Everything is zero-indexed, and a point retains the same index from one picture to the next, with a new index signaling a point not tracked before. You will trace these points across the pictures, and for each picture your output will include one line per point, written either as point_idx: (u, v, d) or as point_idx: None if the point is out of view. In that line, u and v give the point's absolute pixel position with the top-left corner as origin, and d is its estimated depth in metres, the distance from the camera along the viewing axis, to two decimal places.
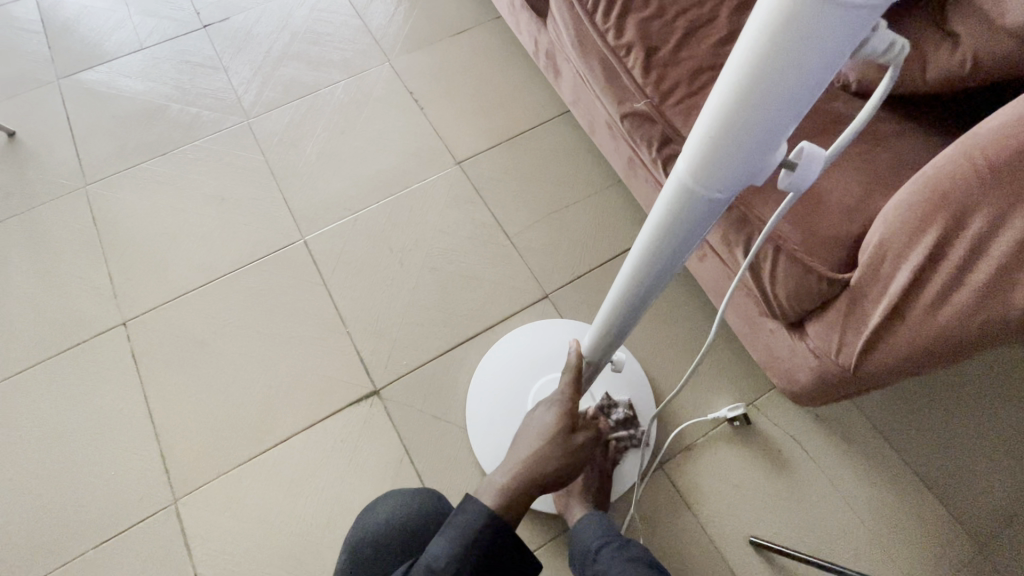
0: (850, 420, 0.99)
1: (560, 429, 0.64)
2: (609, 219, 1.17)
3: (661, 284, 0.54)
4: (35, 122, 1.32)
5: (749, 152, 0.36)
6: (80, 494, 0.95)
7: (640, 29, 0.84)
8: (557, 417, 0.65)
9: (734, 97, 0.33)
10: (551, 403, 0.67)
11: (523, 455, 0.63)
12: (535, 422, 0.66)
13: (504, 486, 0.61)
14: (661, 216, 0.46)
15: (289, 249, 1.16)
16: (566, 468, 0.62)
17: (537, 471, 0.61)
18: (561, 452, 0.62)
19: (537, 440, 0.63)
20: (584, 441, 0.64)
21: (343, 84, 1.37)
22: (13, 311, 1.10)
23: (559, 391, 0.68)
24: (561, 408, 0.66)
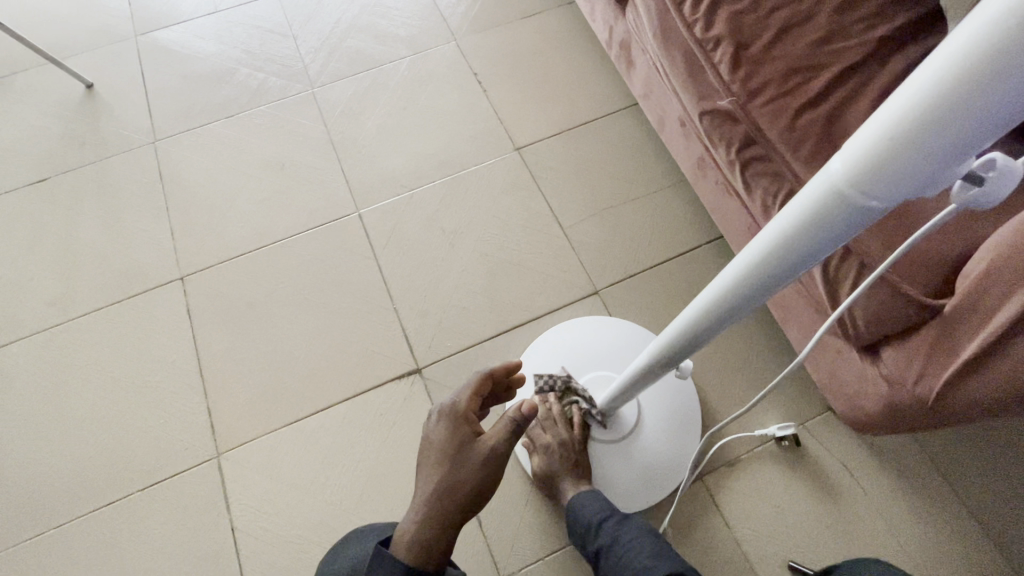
0: (909, 454, 0.93)
1: (463, 442, 0.64)
2: (667, 218, 1.14)
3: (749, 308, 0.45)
4: (111, 76, 1.36)
5: (940, 159, 0.25)
6: (130, 438, 0.98)
7: (731, 22, 0.80)
8: (451, 432, 0.65)
9: (946, 80, 0.23)
10: (440, 418, 0.67)
11: (426, 484, 0.62)
12: (431, 441, 0.66)
13: (417, 524, 0.60)
14: (778, 230, 0.36)
15: (343, 220, 1.17)
16: (482, 477, 0.62)
17: (453, 496, 0.60)
18: (469, 463, 0.62)
19: (437, 462, 0.63)
20: (494, 443, 0.64)
21: (408, 60, 1.36)
22: (80, 256, 1.15)
23: (450, 405, 0.68)
24: (453, 421, 0.66)
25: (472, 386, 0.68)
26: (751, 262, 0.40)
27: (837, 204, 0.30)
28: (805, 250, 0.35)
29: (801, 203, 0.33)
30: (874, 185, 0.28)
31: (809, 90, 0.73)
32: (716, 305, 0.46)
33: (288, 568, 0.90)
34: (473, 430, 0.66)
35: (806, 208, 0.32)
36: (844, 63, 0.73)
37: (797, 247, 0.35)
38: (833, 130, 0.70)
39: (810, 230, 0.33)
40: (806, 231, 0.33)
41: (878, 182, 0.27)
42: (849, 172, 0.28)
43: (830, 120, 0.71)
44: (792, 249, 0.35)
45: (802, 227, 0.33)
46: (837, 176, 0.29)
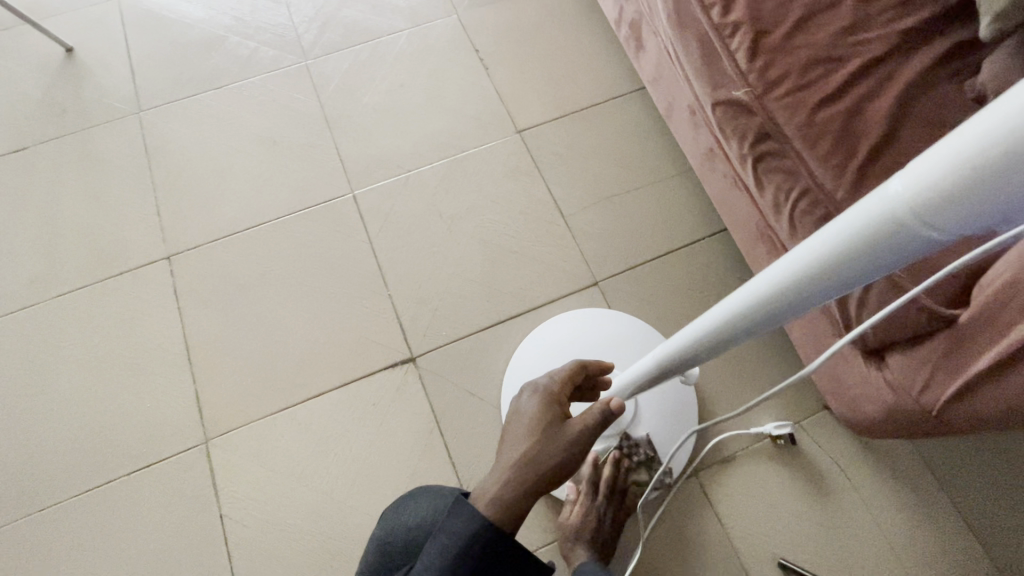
0: (901, 453, 0.93)
1: (553, 417, 0.61)
2: (671, 208, 1.11)
3: (758, 330, 0.42)
4: (92, 41, 1.29)
5: (997, 209, 0.22)
6: (116, 421, 0.96)
7: (751, 7, 0.76)
8: (542, 407, 0.62)
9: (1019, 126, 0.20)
10: (534, 391, 0.65)
11: (512, 451, 0.59)
12: (520, 412, 0.64)
13: (500, 482, 0.56)
14: (803, 261, 0.32)
15: (337, 201, 1.13)
16: (569, 455, 0.58)
17: (538, 465, 0.57)
18: (559, 438, 0.59)
19: (526, 431, 0.60)
20: (584, 424, 0.60)
21: (407, 34, 1.30)
22: (62, 231, 1.10)
23: (545, 382, 0.66)
24: (546, 396, 0.64)
25: (568, 370, 0.67)
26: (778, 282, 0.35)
27: (892, 232, 0.26)
28: (844, 275, 0.31)
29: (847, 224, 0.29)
30: (944, 214, 0.23)
31: (830, 84, 0.70)
32: (735, 322, 0.42)
33: (278, 555, 0.89)
34: (564, 412, 0.63)
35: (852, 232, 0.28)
36: (868, 55, 0.69)
37: (837, 273, 0.30)
38: (852, 127, 0.67)
39: (855, 258, 0.29)
40: (837, 264, 0.30)
41: (947, 214, 0.23)
42: (912, 198, 0.24)
43: (850, 117, 0.68)
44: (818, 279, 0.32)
45: (848, 252, 0.29)
46: (896, 197, 0.25)
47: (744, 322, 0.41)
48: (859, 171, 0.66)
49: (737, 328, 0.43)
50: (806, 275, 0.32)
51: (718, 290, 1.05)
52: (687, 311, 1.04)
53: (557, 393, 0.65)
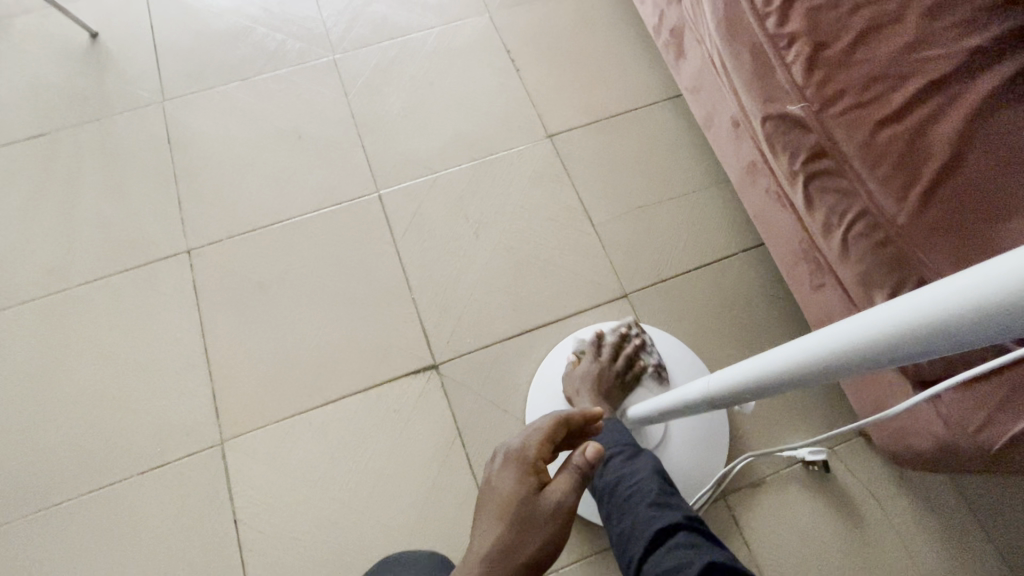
0: (937, 484, 0.90)
1: (528, 492, 0.55)
2: (704, 222, 1.08)
3: (832, 378, 0.39)
4: (117, 27, 1.27)
5: None
6: (130, 418, 0.94)
7: (809, 19, 0.73)
8: (517, 480, 0.56)
9: None
10: (507, 461, 0.58)
11: (485, 535, 0.54)
12: (493, 486, 0.57)
13: (473, 574, 0.51)
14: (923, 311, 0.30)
15: (361, 201, 1.10)
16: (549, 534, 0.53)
17: (516, 553, 0.51)
18: (534, 519, 0.53)
19: (499, 512, 0.55)
20: (561, 495, 0.55)
21: (438, 31, 1.27)
22: (81, 221, 1.08)
23: (519, 446, 0.59)
24: (521, 467, 0.57)
25: (544, 428, 0.60)
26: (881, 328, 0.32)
27: None
28: (971, 332, 0.28)
29: (993, 275, 0.26)
30: None
31: (892, 102, 0.66)
32: (813, 364, 0.39)
33: (291, 563, 0.86)
34: (540, 482, 0.57)
35: (999, 287, 0.26)
36: (936, 73, 0.65)
37: (970, 326, 0.28)
38: (917, 148, 0.64)
39: (992, 315, 0.26)
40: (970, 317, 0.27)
41: None
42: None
43: (914, 137, 0.65)
44: (940, 331, 0.29)
45: (989, 304, 0.26)
46: None
47: (821, 366, 0.38)
48: (923, 194, 0.63)
49: (812, 372, 0.40)
50: (924, 326, 0.30)
51: (750, 308, 1.02)
52: (718, 328, 1.01)
53: (533, 458, 0.58)
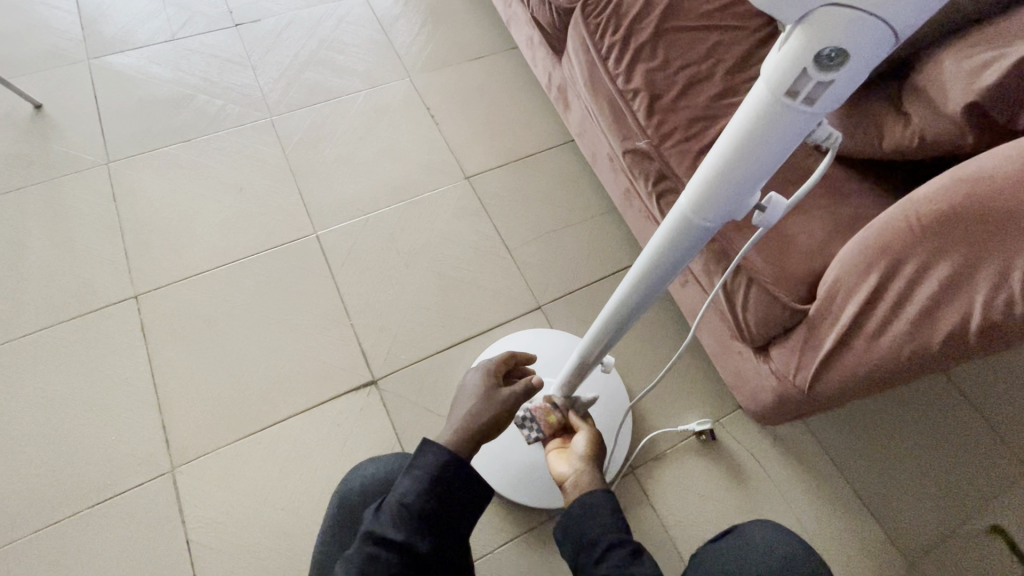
0: (804, 442, 1.08)
1: (490, 387, 0.70)
2: (602, 242, 1.28)
3: (646, 300, 0.64)
4: (61, 99, 1.37)
5: (730, 201, 0.45)
6: (79, 456, 0.98)
7: (646, 77, 0.96)
8: (482, 378, 0.71)
9: (718, 166, 0.43)
10: (476, 369, 0.73)
11: (460, 410, 0.67)
12: (465, 386, 0.72)
13: (447, 435, 0.64)
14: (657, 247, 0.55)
15: (302, 241, 1.23)
16: (501, 415, 0.67)
17: (476, 421, 0.65)
18: (494, 402, 0.67)
19: (471, 396, 0.69)
20: (512, 390, 0.69)
21: (365, 93, 1.46)
22: (26, 275, 1.14)
23: (485, 364, 0.75)
24: (485, 372, 0.72)
25: (503, 355, 0.76)
26: (658, 245, 0.55)
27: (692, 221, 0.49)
28: (682, 246, 0.53)
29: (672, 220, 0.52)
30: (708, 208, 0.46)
31: (708, 136, 0.89)
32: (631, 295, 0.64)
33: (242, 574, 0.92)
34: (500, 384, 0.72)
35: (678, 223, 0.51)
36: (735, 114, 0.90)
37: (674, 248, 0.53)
38: None
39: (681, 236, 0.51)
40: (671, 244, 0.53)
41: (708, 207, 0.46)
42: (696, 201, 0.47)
43: None
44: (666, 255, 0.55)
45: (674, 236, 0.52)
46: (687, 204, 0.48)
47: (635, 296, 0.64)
48: None
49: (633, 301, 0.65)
50: (661, 255, 0.55)
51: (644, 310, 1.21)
52: None
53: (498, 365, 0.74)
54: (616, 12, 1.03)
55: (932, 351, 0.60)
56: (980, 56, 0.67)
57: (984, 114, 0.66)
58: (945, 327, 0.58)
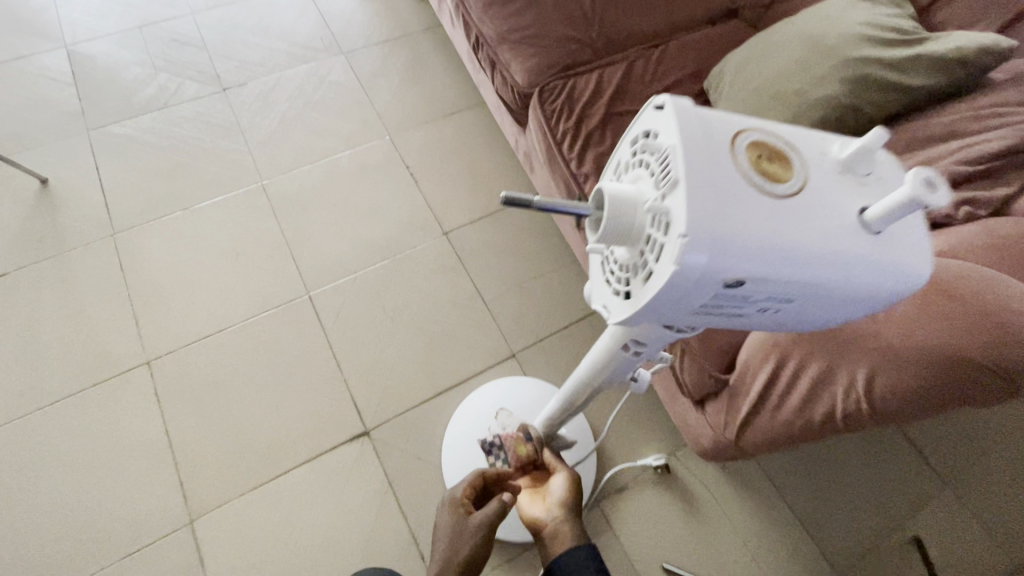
0: (748, 469, 1.24)
1: (459, 520, 0.82)
2: (569, 291, 1.41)
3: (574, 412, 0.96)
4: (65, 172, 1.48)
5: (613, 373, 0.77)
6: (108, 514, 1.11)
7: (596, 162, 1.08)
8: (450, 513, 0.83)
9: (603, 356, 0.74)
10: (445, 504, 0.86)
11: (440, 549, 0.80)
12: (439, 523, 0.84)
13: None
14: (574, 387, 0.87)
15: (296, 302, 1.35)
16: (473, 544, 0.78)
17: (455, 557, 0.78)
18: (465, 536, 0.79)
19: (446, 535, 0.81)
20: (479, 517, 0.80)
21: (348, 153, 1.57)
22: (46, 347, 1.26)
23: (452, 495, 0.86)
24: (453, 505, 0.84)
25: (465, 482, 0.87)
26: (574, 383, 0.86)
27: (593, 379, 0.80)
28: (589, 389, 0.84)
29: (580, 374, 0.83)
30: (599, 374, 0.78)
31: None
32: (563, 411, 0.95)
33: None
34: (467, 512, 0.84)
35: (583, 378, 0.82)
36: None
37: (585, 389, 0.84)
38: None
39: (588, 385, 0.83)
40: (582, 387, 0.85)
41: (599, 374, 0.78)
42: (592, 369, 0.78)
43: None
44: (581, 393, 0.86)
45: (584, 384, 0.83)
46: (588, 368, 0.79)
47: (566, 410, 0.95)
48: None
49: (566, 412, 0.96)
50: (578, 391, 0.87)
51: None
52: None
53: (465, 493, 0.86)
54: (569, 99, 1.15)
55: (812, 429, 0.74)
56: None
57: None
58: (819, 410, 0.71)
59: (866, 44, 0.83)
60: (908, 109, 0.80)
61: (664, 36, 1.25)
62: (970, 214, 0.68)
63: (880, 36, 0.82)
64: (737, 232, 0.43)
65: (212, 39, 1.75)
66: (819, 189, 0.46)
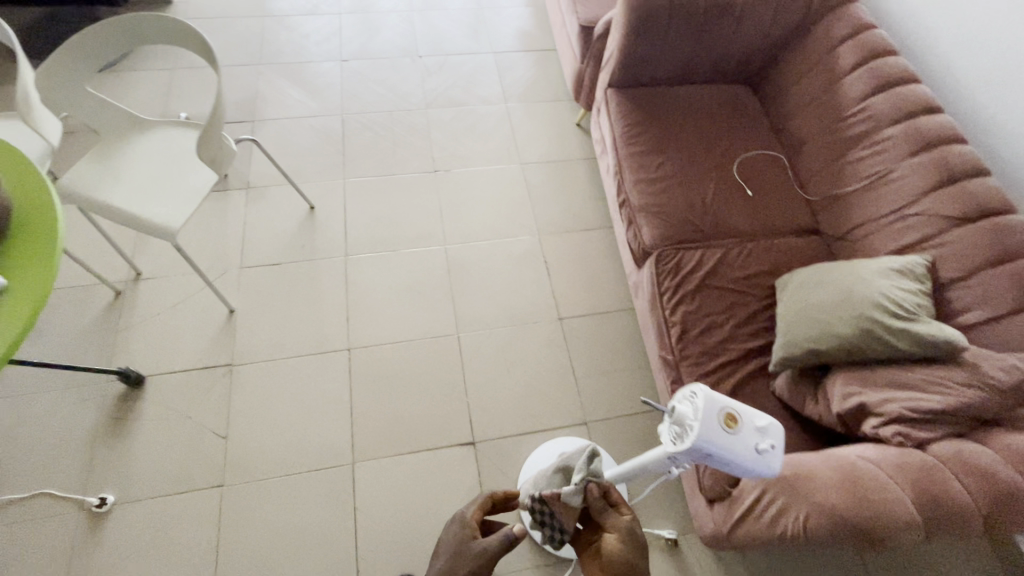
0: (735, 565, 1.63)
1: (467, 533, 1.13)
2: (637, 388, 1.89)
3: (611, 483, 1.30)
4: (325, 204, 2.19)
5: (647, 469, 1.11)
6: (305, 441, 1.71)
7: (682, 316, 1.57)
8: (461, 525, 1.16)
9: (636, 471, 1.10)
10: (458, 518, 1.18)
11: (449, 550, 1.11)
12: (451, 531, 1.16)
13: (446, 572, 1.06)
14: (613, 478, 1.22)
15: (448, 337, 1.94)
16: (481, 552, 1.06)
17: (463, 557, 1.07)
18: (472, 549, 1.08)
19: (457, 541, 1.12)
20: (488, 541, 1.07)
21: (507, 240, 2.17)
22: (291, 320, 1.92)
23: (464, 513, 1.19)
24: (464, 521, 1.17)
25: (476, 506, 1.21)
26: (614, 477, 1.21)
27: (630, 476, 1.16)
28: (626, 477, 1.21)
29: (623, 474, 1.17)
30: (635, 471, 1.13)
31: (708, 366, 1.49)
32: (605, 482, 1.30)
33: (380, 536, 1.60)
34: (473, 532, 1.14)
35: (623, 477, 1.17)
36: (727, 356, 1.50)
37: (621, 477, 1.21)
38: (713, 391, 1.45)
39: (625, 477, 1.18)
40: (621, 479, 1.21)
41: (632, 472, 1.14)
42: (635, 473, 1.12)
43: (713, 385, 1.46)
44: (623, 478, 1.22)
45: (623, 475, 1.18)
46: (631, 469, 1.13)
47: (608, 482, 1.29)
48: None
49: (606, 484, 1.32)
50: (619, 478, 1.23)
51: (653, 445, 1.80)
52: (634, 451, 1.78)
53: (473, 513, 1.19)
54: (677, 265, 1.66)
55: (771, 544, 1.12)
56: (849, 388, 1.26)
57: (845, 420, 1.27)
58: (777, 533, 1.10)
59: (878, 311, 1.26)
60: (893, 359, 1.25)
61: (757, 237, 1.73)
62: (900, 442, 1.15)
63: (888, 309, 1.26)
64: (717, 446, 0.78)
65: (435, 133, 2.46)
66: (751, 437, 0.80)
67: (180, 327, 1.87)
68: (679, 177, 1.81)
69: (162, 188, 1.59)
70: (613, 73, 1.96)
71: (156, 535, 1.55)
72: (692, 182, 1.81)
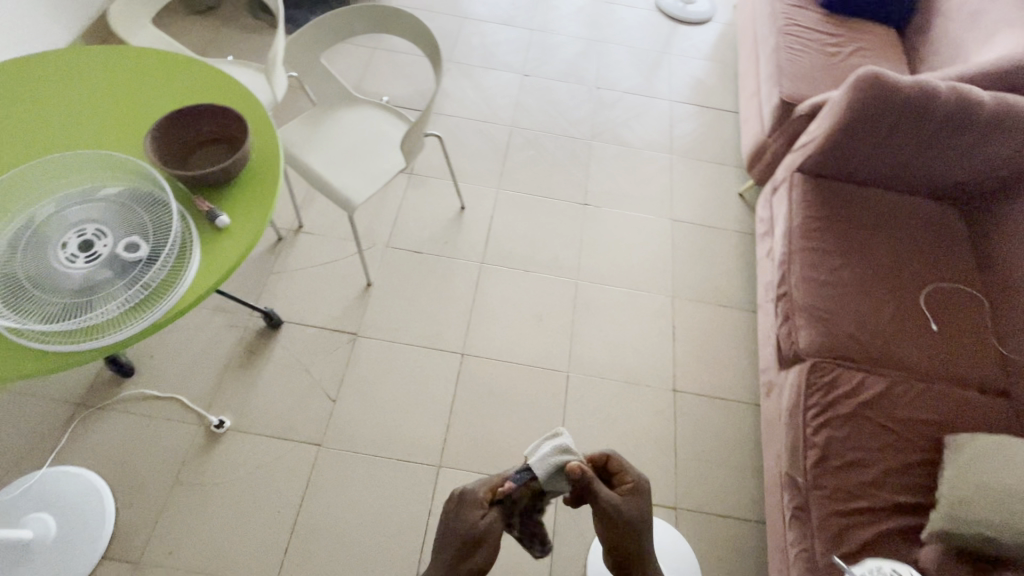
0: None
1: (475, 505, 0.96)
2: (738, 489, 1.76)
3: None
4: (475, 208, 2.25)
5: None
6: (402, 430, 1.76)
7: (826, 440, 1.43)
8: (471, 503, 0.96)
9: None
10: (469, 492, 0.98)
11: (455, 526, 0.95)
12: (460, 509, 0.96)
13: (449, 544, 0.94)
14: None
15: (558, 373, 1.91)
16: (480, 527, 0.94)
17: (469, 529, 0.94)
18: (474, 523, 0.94)
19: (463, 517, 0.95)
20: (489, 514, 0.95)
21: (639, 293, 2.11)
22: (418, 310, 1.99)
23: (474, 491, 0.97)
24: (478, 500, 0.97)
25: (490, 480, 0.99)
26: None
27: None
28: None
29: None
30: None
31: (844, 506, 1.34)
32: None
33: None
34: (484, 502, 0.97)
35: None
36: (870, 502, 1.34)
37: None
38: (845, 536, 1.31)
39: None
40: None
41: None
42: None
43: (846, 529, 1.31)
44: None
45: None
46: None
47: None
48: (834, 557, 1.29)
49: None
50: None
51: (742, 557, 1.66)
52: (719, 556, 1.65)
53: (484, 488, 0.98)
54: (832, 381, 1.51)
55: None
56: None
57: None
58: None
59: None
60: None
61: (932, 378, 1.53)
62: None
63: None
64: None
65: (594, 166, 2.44)
66: None
67: (323, 286, 2.00)
68: (855, 287, 1.66)
69: (353, 163, 1.70)
70: (808, 157, 1.84)
71: (255, 472, 1.66)
72: (869, 296, 1.64)
